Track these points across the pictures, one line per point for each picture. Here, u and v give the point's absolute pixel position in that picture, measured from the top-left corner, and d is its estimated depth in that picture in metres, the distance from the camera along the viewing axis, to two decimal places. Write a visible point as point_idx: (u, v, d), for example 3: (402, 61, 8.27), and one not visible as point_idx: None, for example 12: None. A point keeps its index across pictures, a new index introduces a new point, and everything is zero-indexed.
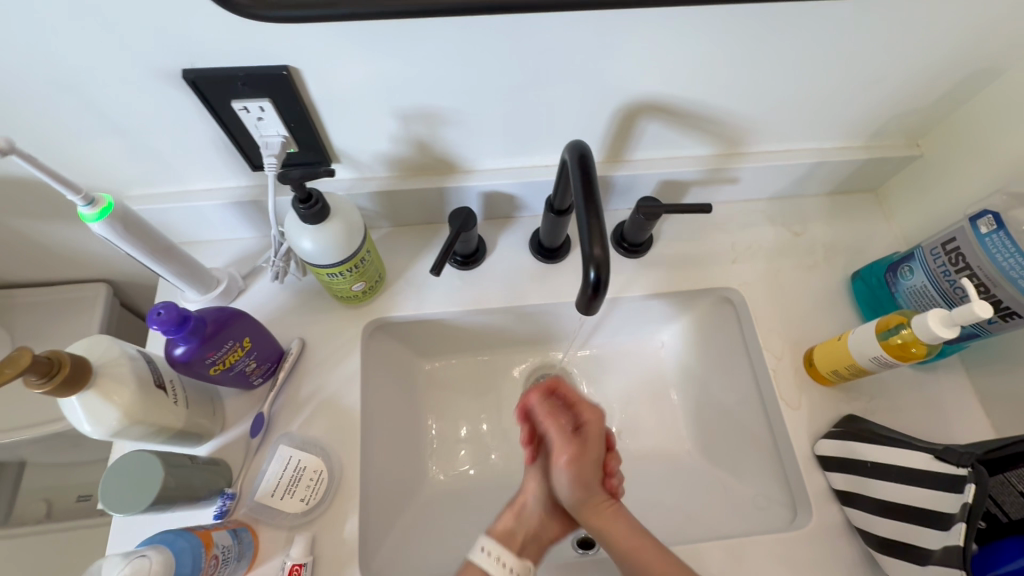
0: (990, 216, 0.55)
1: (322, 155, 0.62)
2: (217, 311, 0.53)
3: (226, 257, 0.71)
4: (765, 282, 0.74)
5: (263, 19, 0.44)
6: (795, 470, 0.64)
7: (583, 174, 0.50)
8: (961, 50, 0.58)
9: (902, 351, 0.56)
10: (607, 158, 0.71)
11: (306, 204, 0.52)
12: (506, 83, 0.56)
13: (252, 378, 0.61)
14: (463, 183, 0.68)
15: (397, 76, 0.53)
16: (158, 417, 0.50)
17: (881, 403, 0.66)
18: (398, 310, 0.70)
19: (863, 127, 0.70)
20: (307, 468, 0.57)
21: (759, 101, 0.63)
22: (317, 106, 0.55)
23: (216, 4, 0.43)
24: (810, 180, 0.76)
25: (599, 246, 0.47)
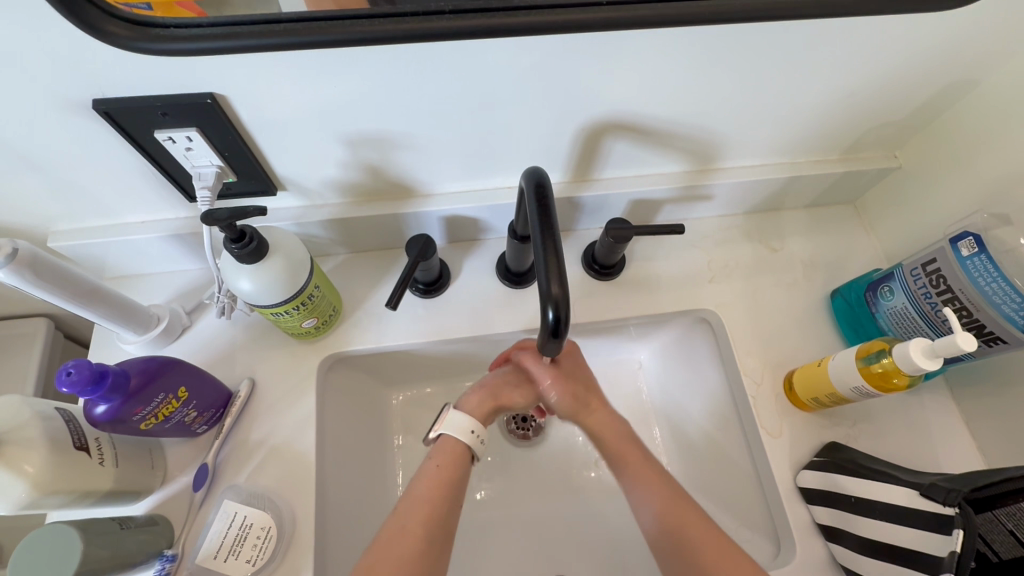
0: (970, 238, 0.52)
1: (265, 184, 0.57)
2: (144, 362, 0.48)
3: (170, 291, 0.66)
4: (743, 303, 0.71)
5: (149, 53, 0.40)
6: (778, 503, 0.61)
7: (540, 206, 0.46)
8: (935, 63, 0.56)
9: (883, 381, 0.53)
10: (573, 178, 0.67)
11: (239, 243, 0.48)
12: (460, 105, 0.52)
13: (194, 427, 0.57)
14: (421, 208, 0.64)
15: (337, 101, 0.49)
16: (78, 482, 0.46)
17: (865, 429, 0.64)
18: (357, 343, 0.66)
19: (839, 141, 0.67)
20: (253, 526, 0.53)
21: (730, 118, 0.61)
22: (251, 133, 0.51)
23: (81, 31, 0.38)
24: (787, 195, 0.74)
25: (557, 282, 0.43)
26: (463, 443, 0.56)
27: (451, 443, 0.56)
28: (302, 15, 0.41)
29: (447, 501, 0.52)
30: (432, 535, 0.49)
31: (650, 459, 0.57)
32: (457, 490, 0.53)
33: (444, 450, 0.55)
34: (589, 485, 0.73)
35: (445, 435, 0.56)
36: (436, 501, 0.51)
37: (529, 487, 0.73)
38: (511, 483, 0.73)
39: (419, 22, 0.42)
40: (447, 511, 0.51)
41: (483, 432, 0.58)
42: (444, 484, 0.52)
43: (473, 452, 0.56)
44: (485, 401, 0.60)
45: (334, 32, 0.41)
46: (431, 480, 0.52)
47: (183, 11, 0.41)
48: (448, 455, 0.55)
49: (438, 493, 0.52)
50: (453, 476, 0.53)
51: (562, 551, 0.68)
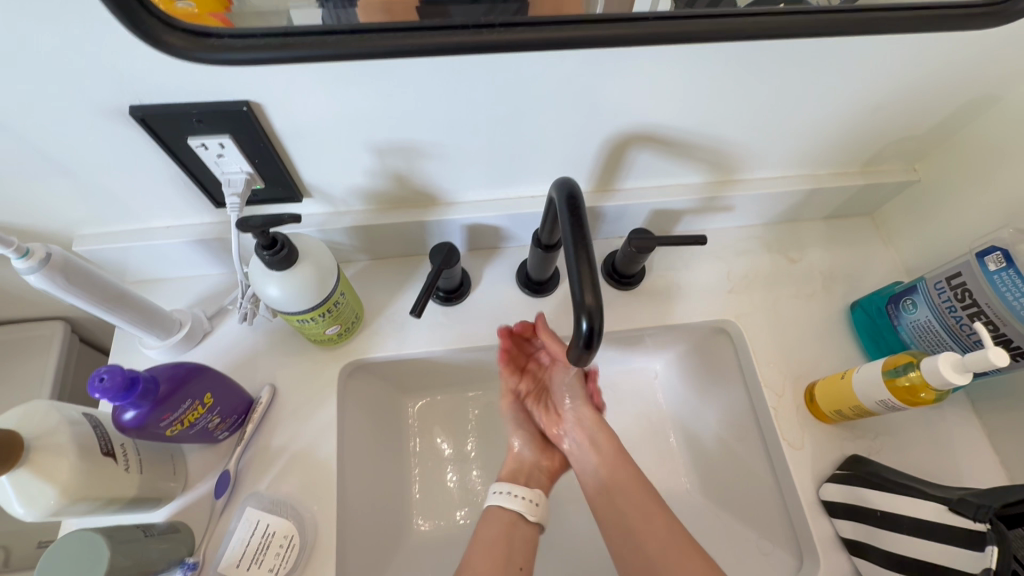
0: (998, 252, 0.52)
1: (292, 191, 0.57)
2: (172, 368, 0.48)
3: (190, 297, 0.66)
4: (763, 313, 0.71)
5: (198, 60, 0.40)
6: (800, 516, 0.61)
7: (574, 217, 0.46)
8: (955, 80, 0.56)
9: (910, 394, 0.53)
10: (596, 188, 0.67)
11: (270, 250, 0.48)
12: (491, 115, 0.53)
13: (217, 433, 0.56)
14: (444, 216, 0.64)
15: (369, 109, 0.49)
16: (106, 489, 0.45)
17: (886, 442, 0.63)
18: (377, 351, 0.66)
19: (858, 155, 0.67)
20: (276, 534, 0.53)
21: (754, 131, 0.61)
22: (282, 140, 0.51)
23: (135, 35, 0.39)
24: (805, 207, 0.74)
25: (591, 293, 0.43)
26: (513, 510, 0.57)
27: (499, 511, 0.58)
28: (368, 25, 0.42)
29: (504, 560, 0.53)
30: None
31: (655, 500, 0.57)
32: (512, 552, 0.54)
33: (491, 519, 0.57)
34: None
35: (492, 507, 0.58)
36: (489, 560, 0.52)
37: None
38: None
39: (474, 35, 0.42)
40: (506, 573, 0.52)
41: (529, 492, 0.59)
42: (501, 549, 0.54)
43: (524, 518, 0.57)
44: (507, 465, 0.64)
45: (387, 44, 0.41)
46: (478, 546, 0.54)
47: (246, 22, 0.41)
48: (499, 522, 0.57)
49: (496, 549, 0.53)
50: (510, 542, 0.55)
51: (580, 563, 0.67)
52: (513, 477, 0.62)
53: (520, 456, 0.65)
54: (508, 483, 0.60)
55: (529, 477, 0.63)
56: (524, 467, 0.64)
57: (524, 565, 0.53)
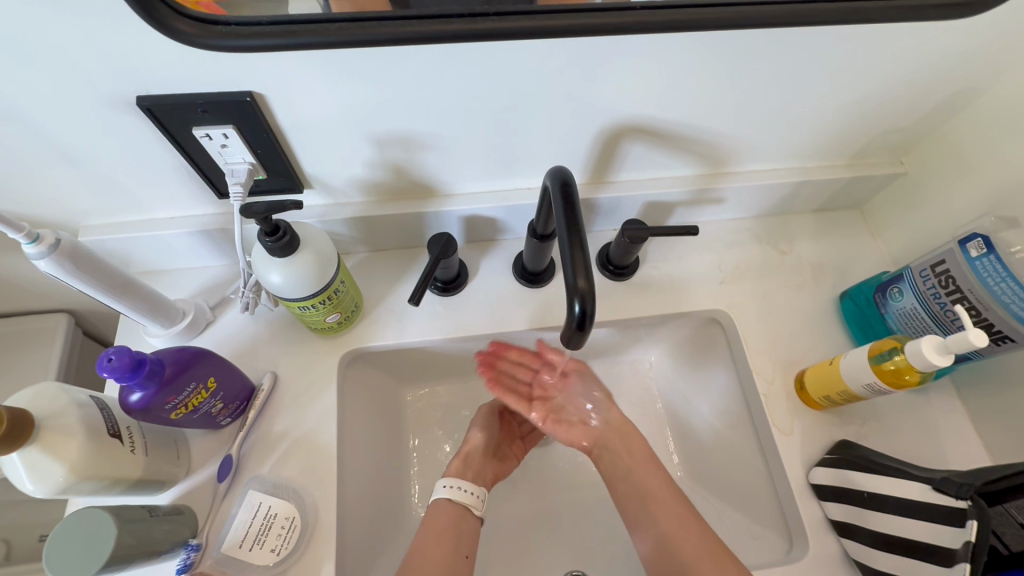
0: (979, 239, 0.54)
1: (293, 181, 0.59)
2: (177, 352, 0.49)
3: (193, 287, 0.67)
4: (754, 303, 0.72)
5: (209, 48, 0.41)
6: (791, 500, 0.62)
7: (566, 203, 0.48)
8: (939, 73, 0.58)
9: (896, 377, 0.54)
10: (591, 180, 0.69)
11: (272, 236, 0.49)
12: (487, 107, 0.54)
13: (219, 419, 0.58)
14: (442, 208, 0.65)
15: (369, 102, 0.51)
16: (113, 469, 0.47)
17: (874, 427, 0.65)
18: (376, 339, 0.67)
19: (847, 147, 0.69)
20: (278, 515, 0.54)
21: (744, 123, 0.62)
22: (284, 132, 0.53)
23: (147, 23, 0.40)
24: (795, 199, 0.75)
25: (583, 277, 0.44)
26: (456, 502, 0.59)
27: (446, 504, 0.59)
28: (365, 14, 0.43)
29: (449, 549, 0.55)
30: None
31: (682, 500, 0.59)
32: (458, 540, 0.56)
33: (438, 511, 0.58)
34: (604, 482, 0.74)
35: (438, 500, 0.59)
36: (436, 550, 0.54)
37: (540, 485, 0.74)
38: (524, 480, 0.74)
39: (468, 23, 0.44)
40: (451, 561, 0.54)
41: (476, 488, 0.61)
42: (449, 538, 0.56)
43: (467, 507, 0.59)
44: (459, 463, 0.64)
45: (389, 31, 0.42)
46: (425, 537, 0.55)
47: (246, 11, 0.43)
48: (446, 515, 0.58)
49: (442, 538, 0.55)
50: (458, 532, 0.57)
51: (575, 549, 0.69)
52: (461, 471, 0.63)
53: (473, 445, 0.66)
54: (457, 477, 0.62)
55: (476, 473, 0.64)
56: (473, 464, 0.65)
57: (469, 554, 0.55)
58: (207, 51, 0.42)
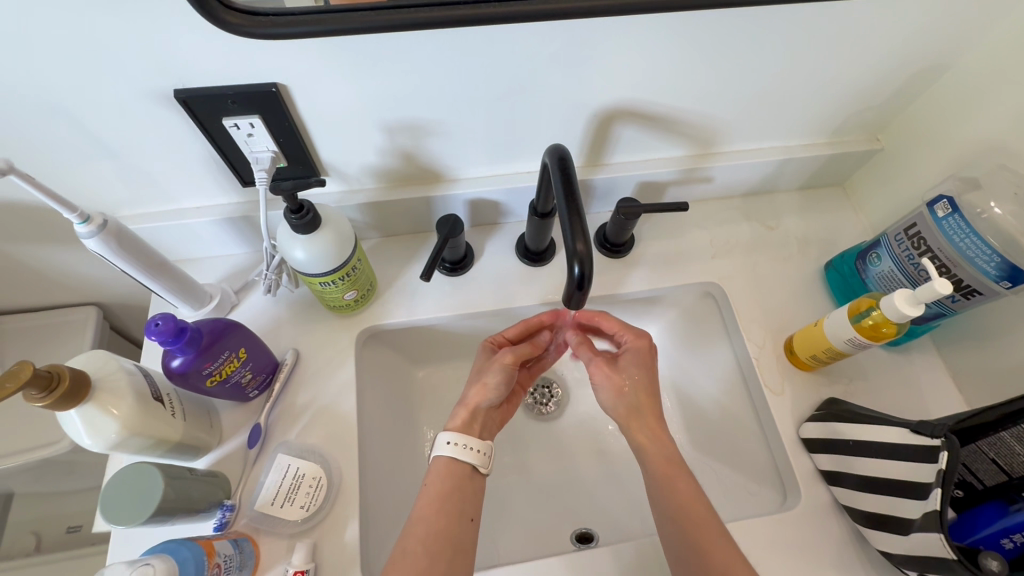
0: (945, 201, 0.58)
1: (311, 169, 0.64)
2: (212, 322, 0.54)
3: (218, 273, 0.72)
4: (744, 275, 0.77)
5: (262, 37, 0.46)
6: (783, 455, 0.67)
7: (564, 176, 0.52)
8: (909, 51, 0.62)
9: (874, 331, 0.59)
10: (586, 163, 0.74)
11: (297, 214, 0.54)
12: (489, 93, 0.59)
13: (248, 391, 0.62)
14: (448, 192, 0.70)
15: (381, 92, 0.56)
16: (157, 429, 0.51)
17: (860, 385, 0.69)
18: (390, 317, 0.71)
19: (826, 125, 0.74)
20: (305, 476, 0.58)
21: (727, 103, 0.67)
22: (304, 122, 0.58)
23: (205, 19, 0.44)
24: (780, 177, 0.80)
25: (582, 242, 0.49)
26: (461, 462, 0.57)
27: (449, 463, 0.57)
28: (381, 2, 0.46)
29: (455, 514, 0.53)
30: (440, 553, 0.51)
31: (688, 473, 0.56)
32: (464, 504, 0.55)
33: (440, 471, 0.57)
34: (608, 450, 0.78)
35: (441, 458, 0.57)
36: (441, 517, 0.52)
37: (548, 454, 0.78)
38: (532, 450, 0.78)
39: (476, 7, 0.47)
40: (457, 527, 0.53)
41: (484, 445, 0.59)
42: (453, 501, 0.54)
43: (474, 464, 0.57)
44: (463, 414, 0.61)
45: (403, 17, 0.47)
46: (427, 503, 0.54)
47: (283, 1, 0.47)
48: (450, 475, 0.56)
49: (445, 504, 0.54)
50: (462, 493, 0.56)
51: (583, 511, 0.73)
52: (466, 425, 0.60)
53: (483, 396, 0.63)
54: (463, 434, 0.59)
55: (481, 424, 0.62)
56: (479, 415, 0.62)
57: (473, 516, 0.55)
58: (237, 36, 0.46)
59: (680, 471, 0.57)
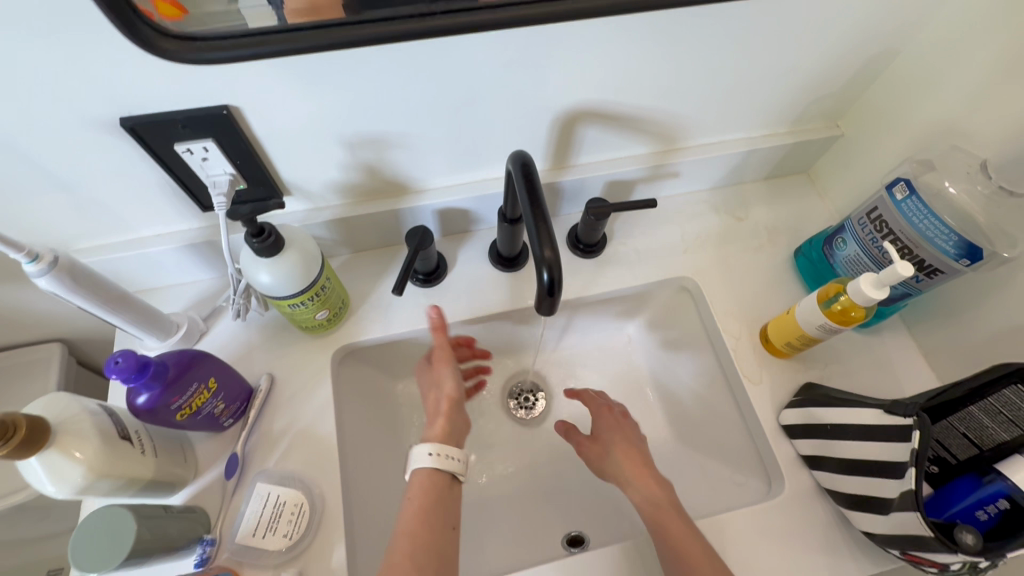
0: (902, 183, 0.60)
1: (272, 190, 0.62)
2: (178, 355, 0.52)
3: (184, 301, 0.70)
4: (717, 268, 0.78)
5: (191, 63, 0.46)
6: (765, 443, 0.67)
7: (528, 181, 0.52)
8: (859, 39, 0.63)
9: (843, 316, 0.59)
10: (553, 166, 0.74)
11: (259, 238, 0.53)
12: (449, 103, 0.58)
13: (222, 420, 0.60)
14: (416, 203, 0.69)
15: (338, 108, 0.55)
16: (127, 469, 0.49)
17: (835, 369, 0.70)
18: (365, 334, 0.70)
19: (786, 115, 0.75)
20: (287, 503, 0.57)
21: (687, 99, 0.67)
22: (261, 141, 0.56)
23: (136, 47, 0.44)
24: (745, 168, 0.81)
25: (550, 248, 0.49)
26: (444, 470, 0.56)
27: (430, 474, 0.56)
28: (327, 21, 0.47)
29: (437, 524, 0.52)
30: (427, 564, 0.50)
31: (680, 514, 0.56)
32: (446, 512, 0.54)
33: (422, 483, 0.55)
34: None
35: (422, 469, 0.56)
36: (426, 527, 0.52)
37: (535, 459, 0.78)
38: (519, 456, 0.78)
39: (421, 22, 0.48)
40: (438, 537, 0.52)
41: (461, 454, 0.58)
42: (435, 511, 0.53)
43: (453, 471, 0.57)
44: (437, 423, 0.61)
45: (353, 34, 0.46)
46: (412, 515, 0.52)
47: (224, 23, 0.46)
48: (432, 485, 0.56)
49: (427, 514, 0.53)
50: (444, 502, 0.55)
51: (573, 515, 0.73)
52: (441, 435, 0.59)
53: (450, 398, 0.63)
54: (442, 443, 0.58)
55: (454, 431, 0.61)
56: (455, 421, 0.62)
57: (456, 525, 0.54)
58: (183, 64, 0.46)
59: (671, 514, 0.56)
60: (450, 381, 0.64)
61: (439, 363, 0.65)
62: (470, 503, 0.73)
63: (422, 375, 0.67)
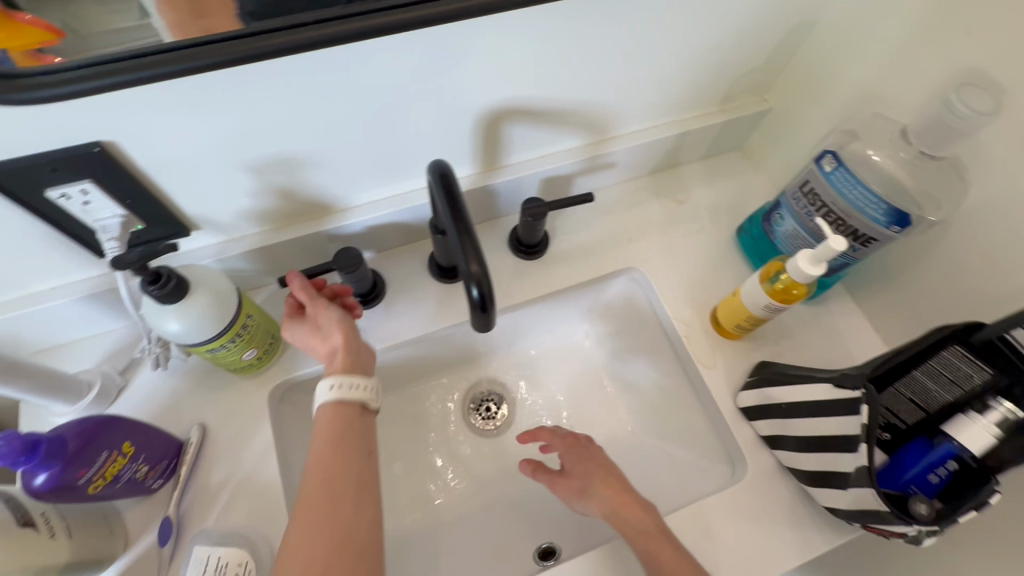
0: (829, 156, 0.59)
1: (176, 226, 0.57)
2: (79, 424, 0.47)
3: (97, 356, 0.64)
4: (662, 254, 0.76)
5: (43, 101, 0.40)
6: (726, 427, 0.67)
7: (447, 192, 0.49)
8: (776, 11, 0.62)
9: (786, 295, 0.59)
10: (484, 168, 0.70)
11: (156, 284, 0.48)
12: (357, 115, 0.54)
13: (149, 483, 0.55)
14: (341, 223, 0.65)
15: (232, 132, 0.50)
16: (31, 560, 0.44)
17: (787, 344, 0.70)
18: (303, 367, 0.66)
19: (714, 94, 0.74)
20: (230, 565, 0.52)
21: (612, 86, 0.65)
22: (150, 176, 0.51)
23: None
24: (681, 150, 0.80)
25: (476, 262, 0.46)
26: (351, 399, 0.54)
27: (335, 407, 0.53)
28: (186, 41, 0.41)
29: (350, 451, 0.51)
30: (342, 490, 0.49)
31: (673, 544, 0.52)
32: (360, 440, 0.52)
33: (327, 418, 0.53)
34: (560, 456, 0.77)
35: (327, 401, 0.53)
36: (337, 458, 0.50)
37: (501, 471, 0.76)
38: (486, 470, 0.75)
39: (293, 34, 0.42)
40: (355, 463, 0.50)
41: (368, 380, 0.56)
42: (346, 440, 0.51)
43: (361, 401, 0.54)
44: (339, 356, 0.57)
45: (227, 51, 0.41)
46: (322, 452, 0.50)
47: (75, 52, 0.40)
48: (339, 417, 0.53)
49: (337, 446, 0.51)
50: (353, 429, 0.53)
51: (547, 524, 0.71)
52: (343, 363, 0.56)
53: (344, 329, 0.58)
54: (344, 375, 0.55)
55: (357, 357, 0.57)
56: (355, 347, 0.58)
57: (372, 451, 0.53)
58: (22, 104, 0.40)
59: (666, 545, 0.52)
60: (336, 316, 0.58)
61: (318, 307, 0.59)
62: (437, 528, 0.70)
63: (297, 330, 0.59)
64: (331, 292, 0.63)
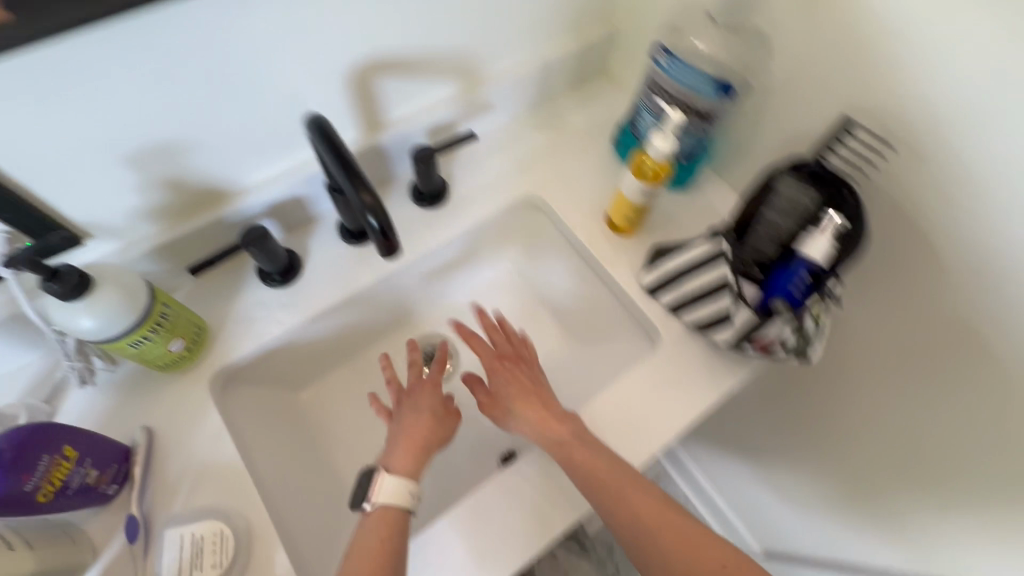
0: (662, 50, 0.67)
1: (65, 234, 0.57)
2: (9, 434, 0.47)
3: (16, 391, 0.62)
4: (553, 177, 0.83)
5: None
6: (638, 310, 0.75)
7: (335, 149, 0.51)
8: None
9: (653, 176, 0.67)
10: (368, 129, 0.74)
11: (56, 280, 0.49)
12: (222, 89, 0.56)
13: (102, 488, 0.56)
14: (239, 205, 0.67)
15: (96, 122, 0.51)
16: None
17: (674, 227, 0.79)
18: (236, 351, 0.68)
19: (563, 23, 0.80)
20: (205, 537, 0.55)
21: (465, 28, 0.70)
22: (20, 183, 0.51)
23: None
24: (550, 82, 0.87)
25: (369, 194, 0.50)
26: (400, 507, 0.55)
27: (383, 511, 0.55)
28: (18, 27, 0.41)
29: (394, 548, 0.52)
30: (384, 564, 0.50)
31: (614, 465, 0.58)
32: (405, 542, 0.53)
33: (375, 526, 0.54)
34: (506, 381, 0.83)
35: (376, 504, 0.55)
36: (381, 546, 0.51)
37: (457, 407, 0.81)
38: None
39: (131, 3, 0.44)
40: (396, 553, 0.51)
41: (414, 487, 0.57)
42: (392, 543, 0.52)
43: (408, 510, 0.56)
44: (408, 453, 0.60)
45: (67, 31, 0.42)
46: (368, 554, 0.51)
47: None
48: (389, 525, 0.54)
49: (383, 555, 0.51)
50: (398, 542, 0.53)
51: None
52: (405, 467, 0.58)
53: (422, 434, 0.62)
54: (405, 477, 0.57)
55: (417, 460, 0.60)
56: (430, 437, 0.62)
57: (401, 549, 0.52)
58: None
59: (611, 472, 0.57)
60: (431, 401, 0.65)
61: (419, 391, 0.66)
62: None
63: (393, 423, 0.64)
64: (415, 373, 0.68)
